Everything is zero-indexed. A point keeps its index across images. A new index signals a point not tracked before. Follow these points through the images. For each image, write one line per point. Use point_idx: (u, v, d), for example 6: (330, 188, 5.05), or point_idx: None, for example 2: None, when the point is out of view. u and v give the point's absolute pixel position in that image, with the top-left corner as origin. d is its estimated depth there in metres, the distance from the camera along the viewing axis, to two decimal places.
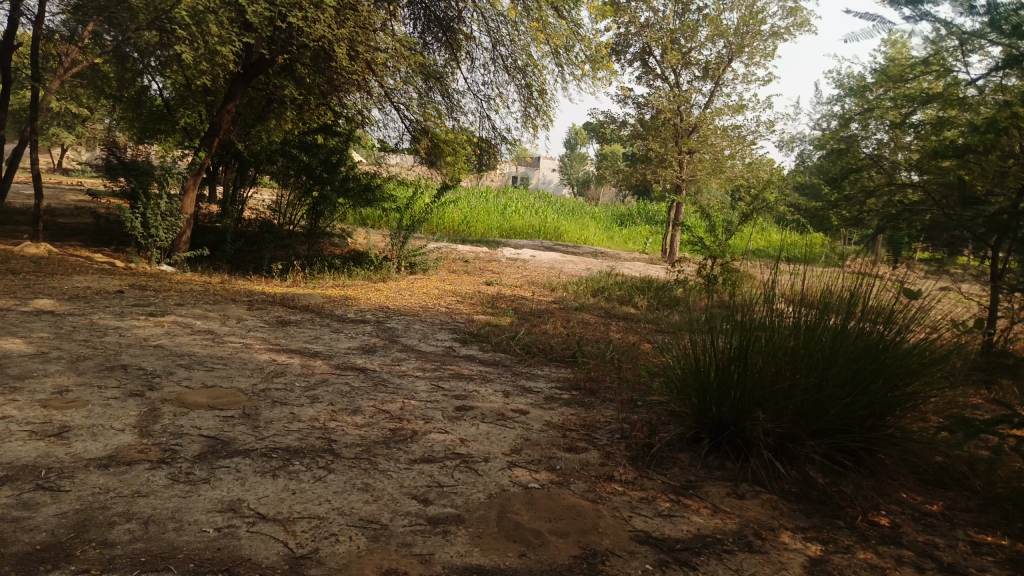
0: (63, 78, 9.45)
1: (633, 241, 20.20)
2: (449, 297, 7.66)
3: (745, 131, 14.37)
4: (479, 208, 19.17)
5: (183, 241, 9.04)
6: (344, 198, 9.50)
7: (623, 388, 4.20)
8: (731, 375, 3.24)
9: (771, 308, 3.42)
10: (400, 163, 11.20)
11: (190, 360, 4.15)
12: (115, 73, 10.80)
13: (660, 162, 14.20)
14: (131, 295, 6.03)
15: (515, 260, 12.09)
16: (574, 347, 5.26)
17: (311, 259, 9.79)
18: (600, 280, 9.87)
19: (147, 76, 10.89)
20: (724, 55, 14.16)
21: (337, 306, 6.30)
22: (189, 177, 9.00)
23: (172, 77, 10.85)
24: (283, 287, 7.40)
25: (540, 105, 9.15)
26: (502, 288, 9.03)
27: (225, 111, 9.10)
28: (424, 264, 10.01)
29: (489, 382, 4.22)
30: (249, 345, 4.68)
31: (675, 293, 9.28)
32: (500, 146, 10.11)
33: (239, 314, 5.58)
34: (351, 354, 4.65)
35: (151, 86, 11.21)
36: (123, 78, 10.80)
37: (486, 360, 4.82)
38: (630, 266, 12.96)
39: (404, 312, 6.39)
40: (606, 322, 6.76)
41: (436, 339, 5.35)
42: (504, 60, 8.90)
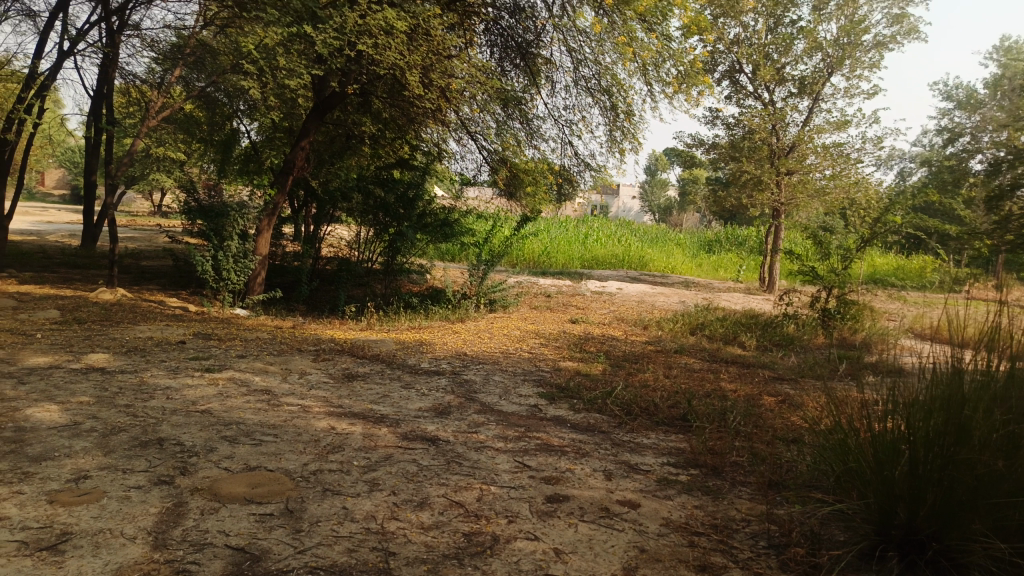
0: (151, 122, 9.31)
1: (725, 267, 18.96)
2: (532, 340, 6.95)
3: (851, 149, 13.10)
4: (560, 238, 18.50)
5: (256, 283, 8.69)
6: (423, 234, 9.04)
7: (755, 468, 3.34)
8: (939, 479, 2.32)
9: (986, 380, 2.48)
10: (479, 196, 10.68)
11: (240, 430, 3.59)
12: (206, 118, 10.78)
13: (755, 185, 13.13)
14: (192, 345, 5.62)
15: (601, 294, 11.29)
16: (684, 405, 4.42)
17: (387, 298, 9.30)
18: (698, 315, 8.96)
19: (238, 120, 10.83)
20: (822, 68, 13.07)
21: (410, 354, 5.69)
22: (263, 217, 8.70)
23: (260, 120, 10.73)
24: (356, 331, 6.88)
25: (626, 127, 8.40)
26: (589, 326, 8.27)
27: (299, 148, 8.80)
28: (505, 302, 9.34)
29: (587, 457, 3.46)
30: (308, 407, 4.10)
31: (786, 330, 8.28)
32: (583, 174, 9.41)
33: (302, 367, 5.02)
34: (420, 418, 3.97)
35: (241, 130, 11.12)
36: (210, 122, 10.79)
37: (579, 424, 4.06)
38: (728, 297, 11.90)
39: (482, 359, 5.72)
40: (714, 369, 5.87)
41: (518, 396, 4.62)
42: (587, 81, 8.25)
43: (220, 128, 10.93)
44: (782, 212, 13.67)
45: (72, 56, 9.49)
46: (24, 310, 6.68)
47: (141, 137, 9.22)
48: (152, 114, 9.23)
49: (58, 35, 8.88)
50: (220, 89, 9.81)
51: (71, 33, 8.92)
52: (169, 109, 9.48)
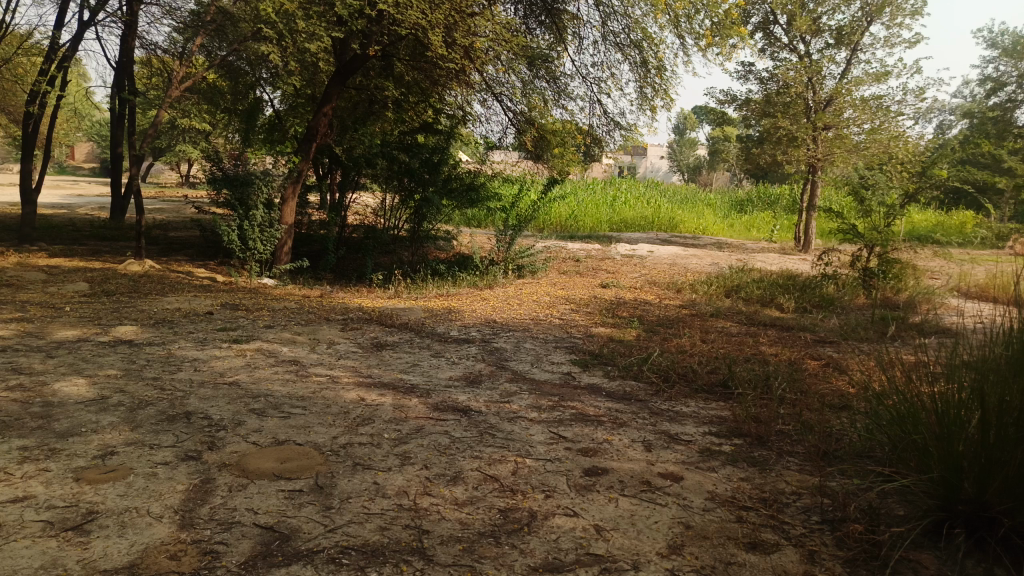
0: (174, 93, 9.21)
1: (757, 227, 18.52)
2: (562, 305, 6.80)
3: (891, 102, 12.57)
4: (588, 200, 18.21)
5: (283, 252, 8.62)
6: (449, 200, 8.89)
7: (803, 439, 3.19)
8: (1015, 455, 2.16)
9: None
10: (505, 159, 10.46)
11: (268, 401, 3.52)
12: (229, 87, 10.67)
13: (789, 142, 12.69)
14: (220, 316, 5.57)
15: (632, 257, 11.07)
16: (724, 371, 4.27)
17: (414, 265, 9.19)
18: (733, 278, 8.73)
19: (260, 88, 10.70)
20: (860, 18, 12.49)
21: (439, 322, 5.59)
22: (288, 185, 8.60)
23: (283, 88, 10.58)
24: (384, 299, 6.79)
25: (657, 83, 8.09)
26: (621, 290, 8.10)
27: (321, 114, 8.64)
28: (534, 267, 9.18)
29: (624, 427, 3.33)
30: (337, 377, 4.02)
31: (825, 291, 8.02)
32: (612, 134, 9.13)
33: (330, 337, 4.94)
34: (451, 387, 3.87)
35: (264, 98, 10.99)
36: (234, 92, 10.70)
37: (615, 393, 3.92)
38: (762, 258, 11.60)
39: (513, 326, 5.59)
40: (753, 334, 5.69)
41: (551, 363, 4.49)
42: (616, 36, 7.94)
43: (243, 97, 10.81)
44: (818, 168, 13.24)
45: (92, 27, 9.40)
46: (54, 283, 6.70)
47: (164, 108, 9.14)
48: (174, 84, 9.13)
49: (77, 4, 8.77)
50: (241, 57, 9.67)
51: (90, 3, 8.80)
52: (191, 79, 9.37)
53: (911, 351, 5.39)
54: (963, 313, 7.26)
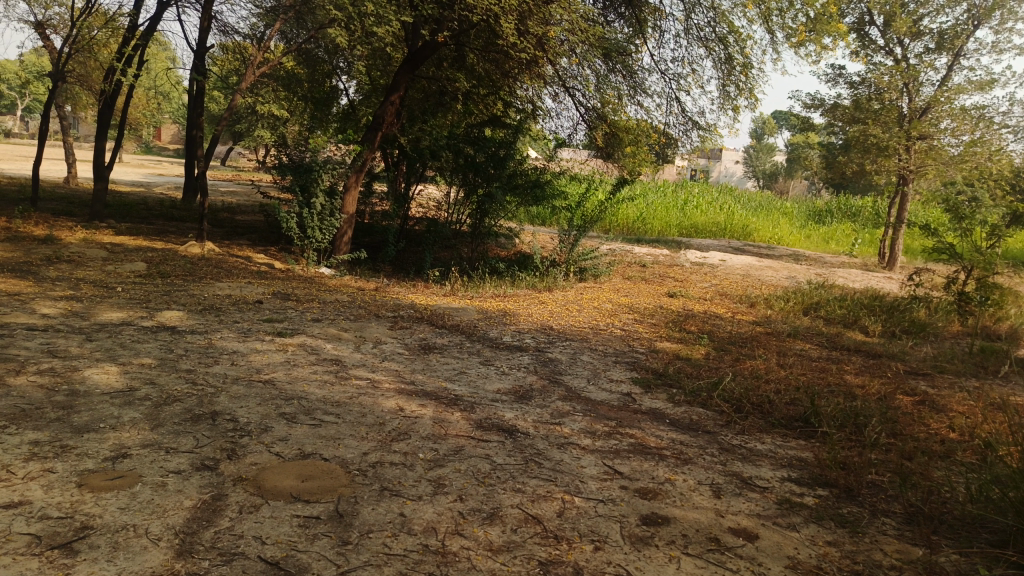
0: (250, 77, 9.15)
1: (836, 239, 17.51)
2: (625, 314, 6.38)
3: (995, 113, 11.58)
4: (657, 203, 17.62)
5: (343, 242, 8.44)
6: (513, 196, 8.56)
7: (901, 495, 2.72)
8: None
9: None
10: (574, 156, 10.08)
11: (301, 405, 3.26)
12: (306, 73, 10.64)
13: (879, 151, 11.85)
14: (269, 305, 5.39)
15: (701, 265, 10.53)
16: (804, 405, 3.82)
17: (473, 261, 8.90)
18: (811, 294, 8.14)
19: (337, 77, 10.63)
20: (965, 21, 11.55)
21: (492, 325, 5.26)
22: (351, 173, 8.39)
23: (359, 78, 10.51)
24: (439, 297, 6.51)
25: (741, 81, 7.57)
26: (688, 301, 7.64)
27: (389, 102, 8.40)
28: (597, 270, 8.76)
29: (689, 465, 2.94)
30: (378, 380, 3.74)
31: (915, 315, 7.35)
32: (688, 136, 8.64)
33: (377, 335, 4.67)
34: (498, 402, 3.53)
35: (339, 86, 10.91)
36: (311, 81, 10.70)
37: (680, 422, 3.52)
38: (844, 274, 10.86)
39: (570, 335, 5.21)
40: (835, 361, 5.24)
41: (609, 381, 4.10)
42: (699, 30, 7.46)
43: (318, 85, 10.68)
44: (909, 180, 12.35)
45: (172, 7, 9.45)
46: (113, 261, 6.68)
47: (239, 92, 9.11)
48: (251, 68, 9.09)
49: None
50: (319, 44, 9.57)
51: None
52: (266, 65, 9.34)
53: (1019, 392, 4.77)
54: None
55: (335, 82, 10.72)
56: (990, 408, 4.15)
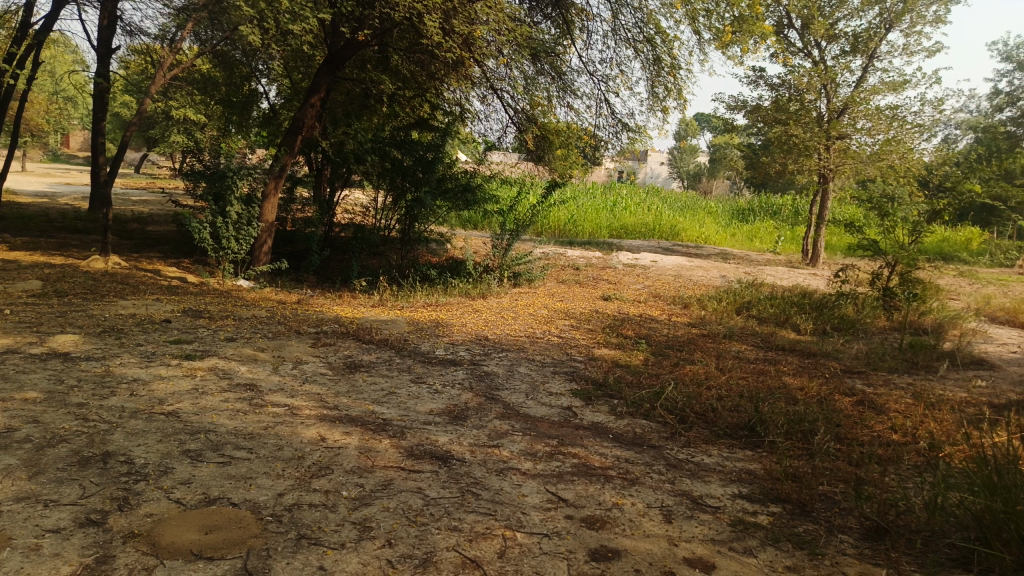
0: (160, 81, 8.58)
1: (761, 237, 17.92)
2: (561, 321, 6.19)
3: (908, 113, 11.99)
4: (587, 205, 17.64)
5: (263, 251, 7.98)
6: (443, 201, 8.27)
7: (856, 509, 2.60)
8: None
9: None
10: (504, 160, 9.88)
11: (208, 441, 2.93)
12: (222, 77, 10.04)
13: (801, 151, 12.12)
14: (177, 325, 4.96)
15: (634, 267, 10.48)
16: (748, 413, 3.70)
17: (403, 269, 8.58)
18: (743, 293, 8.18)
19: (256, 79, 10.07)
20: (877, 25, 11.94)
21: (423, 337, 4.98)
22: (269, 179, 7.92)
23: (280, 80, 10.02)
24: (366, 308, 6.18)
25: (669, 83, 7.53)
26: (623, 304, 7.55)
27: (308, 104, 7.97)
28: (531, 275, 8.58)
29: (636, 486, 2.76)
30: (298, 407, 3.42)
31: (844, 312, 7.46)
32: (618, 138, 8.56)
33: (297, 353, 4.33)
34: (430, 425, 3.27)
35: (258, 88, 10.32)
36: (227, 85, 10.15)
37: (624, 436, 3.34)
38: (771, 272, 11.03)
39: (506, 345, 4.99)
40: (772, 363, 5.19)
41: (548, 395, 3.89)
42: (627, 31, 7.37)
43: (237, 88, 10.16)
44: (829, 179, 12.68)
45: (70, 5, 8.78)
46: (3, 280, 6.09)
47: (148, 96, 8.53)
48: (161, 71, 8.53)
49: None
50: (235, 46, 9.07)
51: None
52: (178, 68, 8.91)
53: (952, 388, 4.81)
54: (995, 341, 6.72)
55: (254, 86, 10.30)
56: (928, 406, 4.15)
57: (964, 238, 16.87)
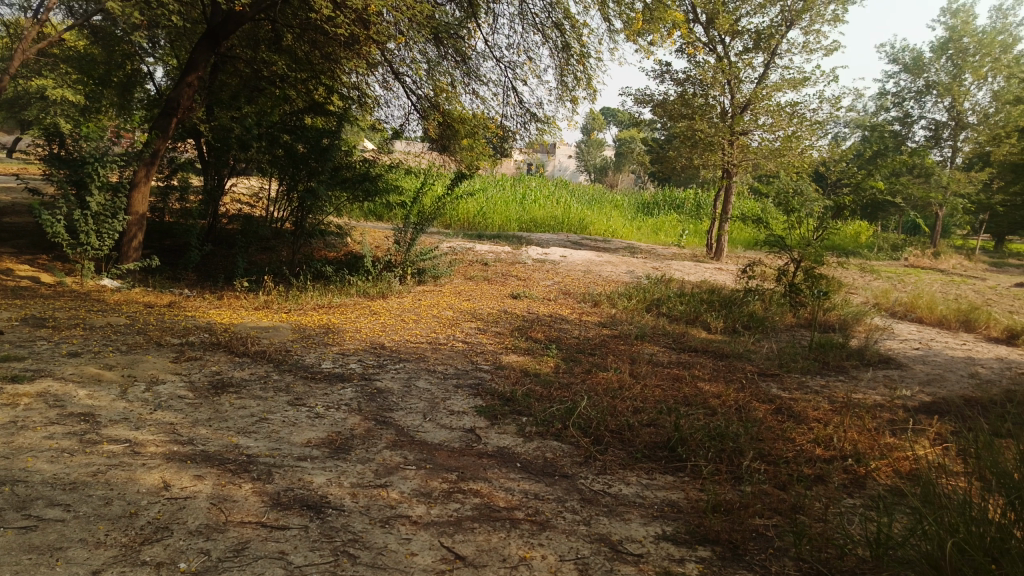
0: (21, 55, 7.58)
1: (666, 230, 18.06)
2: (466, 323, 5.74)
3: (807, 110, 12.20)
4: (496, 198, 17.23)
5: (132, 246, 7.11)
6: (339, 191, 7.63)
7: (793, 551, 2.30)
8: None
9: None
10: (408, 148, 9.33)
11: (13, 496, 2.30)
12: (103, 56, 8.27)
13: (706, 146, 12.14)
14: (11, 337, 4.19)
15: (543, 262, 10.17)
16: (667, 430, 3.37)
17: (295, 265, 7.91)
18: (653, 290, 8.00)
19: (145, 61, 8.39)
20: (779, 22, 12.07)
21: (309, 348, 4.41)
22: (139, 166, 7.04)
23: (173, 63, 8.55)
24: (248, 313, 5.53)
25: (579, 71, 7.21)
26: (533, 302, 7.19)
27: (185, 83, 7.14)
28: (436, 272, 8.09)
29: (548, 532, 2.36)
30: (141, 443, 2.82)
31: (752, 309, 7.39)
32: (526, 129, 8.18)
33: (154, 372, 3.69)
34: (304, 461, 2.76)
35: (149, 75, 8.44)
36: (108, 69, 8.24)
37: (533, 465, 2.93)
38: (680, 267, 10.98)
39: (404, 354, 4.50)
40: (688, 368, 4.93)
41: (449, 414, 3.44)
42: (535, 15, 6.98)
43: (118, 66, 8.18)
44: (732, 174, 12.80)
45: None
46: None
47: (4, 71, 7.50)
48: (21, 44, 7.54)
49: None
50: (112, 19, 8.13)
51: None
52: (43, 41, 7.91)
53: (865, 392, 4.71)
54: (898, 337, 6.79)
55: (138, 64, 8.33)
56: (848, 414, 3.97)
57: (854, 232, 17.65)
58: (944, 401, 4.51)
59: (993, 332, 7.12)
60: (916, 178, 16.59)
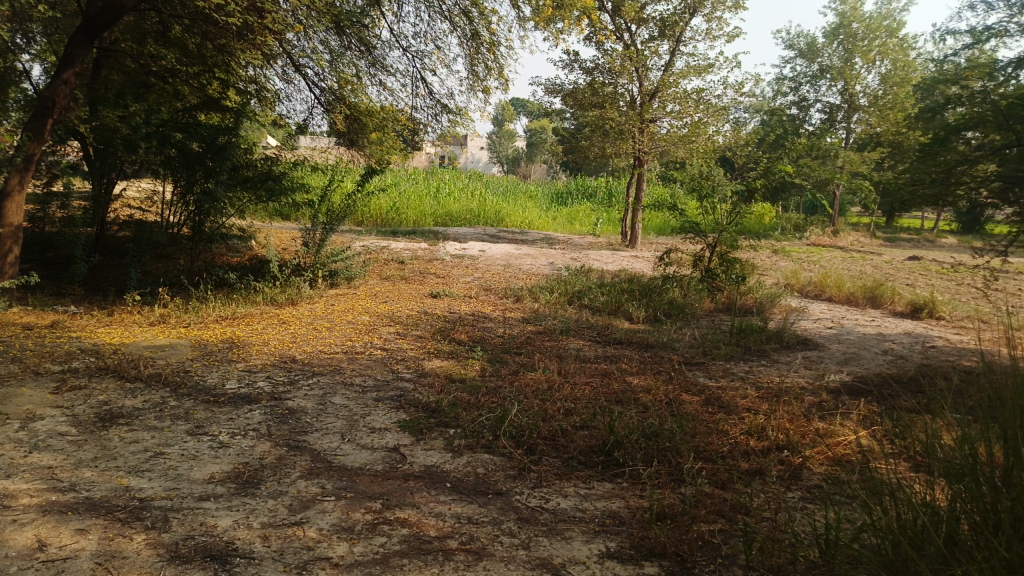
0: None
1: (581, 220, 18.14)
2: (385, 328, 5.45)
3: (712, 97, 12.43)
4: (409, 192, 16.84)
5: (8, 261, 6.42)
6: (240, 193, 7.16)
7: (742, 558, 2.19)
8: None
9: None
10: (313, 144, 8.89)
11: None
12: None
13: (617, 135, 12.17)
14: None
15: (462, 258, 9.94)
16: (601, 433, 3.23)
17: (196, 273, 7.39)
18: (574, 282, 7.92)
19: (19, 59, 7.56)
20: (682, 10, 12.22)
21: (211, 367, 4.04)
22: (11, 172, 6.35)
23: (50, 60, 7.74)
24: (143, 330, 5.06)
25: (489, 61, 7.01)
26: (454, 301, 6.97)
27: (61, 81, 6.40)
28: (350, 273, 7.73)
29: (484, 562, 2.17)
30: (12, 495, 2.44)
31: (672, 297, 7.42)
32: (437, 121, 7.92)
33: (30, 407, 3.26)
34: (206, 502, 2.46)
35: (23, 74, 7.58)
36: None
37: (464, 483, 2.73)
38: (598, 256, 10.98)
39: (318, 367, 4.20)
40: (615, 362, 4.82)
41: (370, 432, 3.19)
42: (441, 3, 6.72)
43: None
44: (644, 161, 12.92)
45: None
46: None
47: None
48: None
49: None
50: None
51: None
52: None
53: (789, 376, 4.73)
54: (812, 317, 6.95)
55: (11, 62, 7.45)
56: (776, 401, 3.96)
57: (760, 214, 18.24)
58: (863, 380, 4.58)
59: (898, 307, 7.41)
60: (815, 159, 17.27)
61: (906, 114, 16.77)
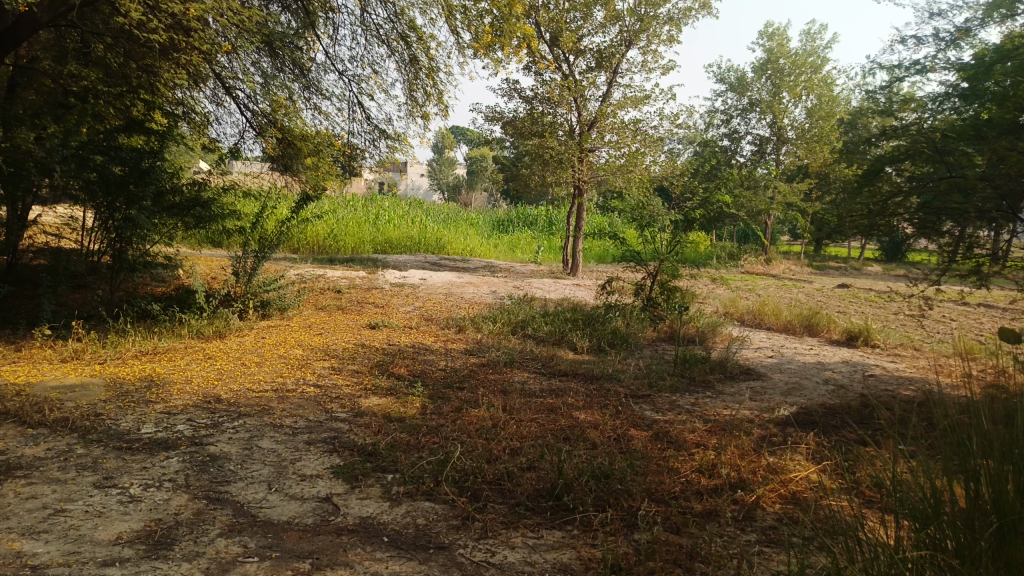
0: None
1: (522, 247, 18.11)
2: (319, 363, 5.18)
3: (649, 127, 12.62)
4: (348, 219, 16.51)
5: None
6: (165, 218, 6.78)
7: None
8: None
9: None
10: (245, 169, 8.55)
11: None
12: None
13: (557, 163, 12.20)
14: None
15: (401, 287, 9.70)
16: (549, 476, 3.06)
17: (117, 304, 6.94)
18: (517, 311, 7.79)
19: None
20: (619, 42, 12.41)
21: (126, 409, 3.70)
22: None
23: None
24: (52, 367, 4.65)
25: (428, 87, 6.88)
26: (392, 332, 6.72)
27: None
28: (283, 303, 7.41)
29: None
30: None
31: (615, 326, 7.35)
32: (374, 147, 7.72)
33: None
34: (110, 569, 2.18)
35: None
36: None
37: (403, 537, 2.51)
38: (540, 284, 10.91)
39: (245, 407, 3.90)
40: (561, 396, 4.67)
41: (299, 480, 2.94)
42: (378, 27, 6.58)
43: None
44: (584, 189, 12.99)
45: None
46: None
47: None
48: None
49: None
50: None
51: None
52: None
53: (735, 407, 4.68)
54: (752, 346, 6.99)
55: None
56: (726, 436, 3.87)
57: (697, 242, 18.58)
58: (808, 411, 4.56)
59: (834, 335, 7.54)
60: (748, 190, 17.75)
61: (832, 147, 17.45)
